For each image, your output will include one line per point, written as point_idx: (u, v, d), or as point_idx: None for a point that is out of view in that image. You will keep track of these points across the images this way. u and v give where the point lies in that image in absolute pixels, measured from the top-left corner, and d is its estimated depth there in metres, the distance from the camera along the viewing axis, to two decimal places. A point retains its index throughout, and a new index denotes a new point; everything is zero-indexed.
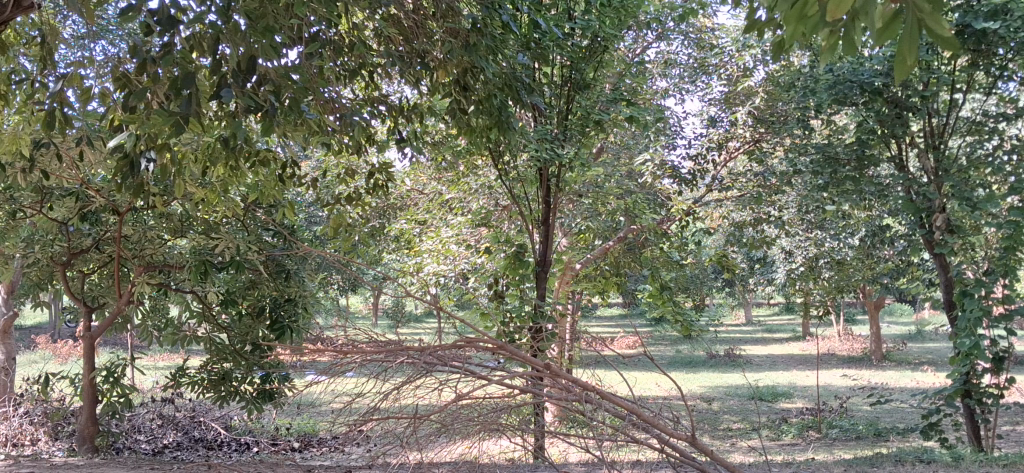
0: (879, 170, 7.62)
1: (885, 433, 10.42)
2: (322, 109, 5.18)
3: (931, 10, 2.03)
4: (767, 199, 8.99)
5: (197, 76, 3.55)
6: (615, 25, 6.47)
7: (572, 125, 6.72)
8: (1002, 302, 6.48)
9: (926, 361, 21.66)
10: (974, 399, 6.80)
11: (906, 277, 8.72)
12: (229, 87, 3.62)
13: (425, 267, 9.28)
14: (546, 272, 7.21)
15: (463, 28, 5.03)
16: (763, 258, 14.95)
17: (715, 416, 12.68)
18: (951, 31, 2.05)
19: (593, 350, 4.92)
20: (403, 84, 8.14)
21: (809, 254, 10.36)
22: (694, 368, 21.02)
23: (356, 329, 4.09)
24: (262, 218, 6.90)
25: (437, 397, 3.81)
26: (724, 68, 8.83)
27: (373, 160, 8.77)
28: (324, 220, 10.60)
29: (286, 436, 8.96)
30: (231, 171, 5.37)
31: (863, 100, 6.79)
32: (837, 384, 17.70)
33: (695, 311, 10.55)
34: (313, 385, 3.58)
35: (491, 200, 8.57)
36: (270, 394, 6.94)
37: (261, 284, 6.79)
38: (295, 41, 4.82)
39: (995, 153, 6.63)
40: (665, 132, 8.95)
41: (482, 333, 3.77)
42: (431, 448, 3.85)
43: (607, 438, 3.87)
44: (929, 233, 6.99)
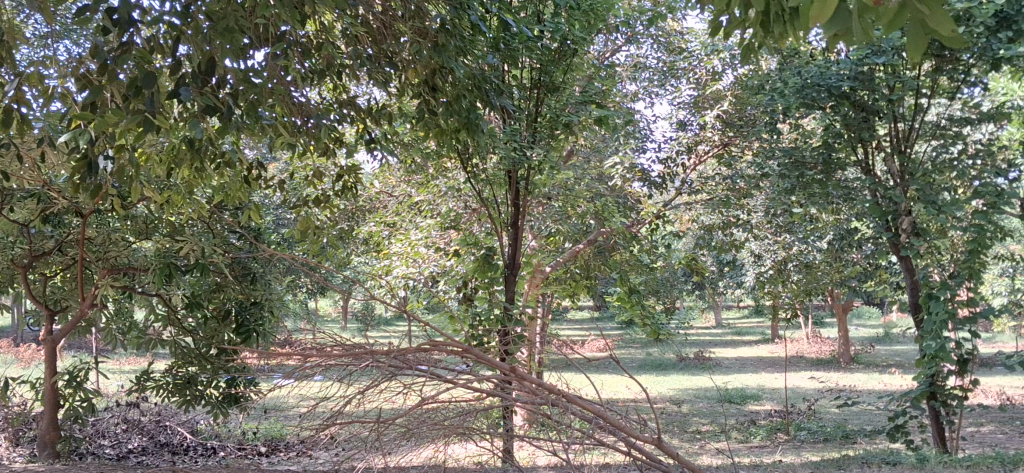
0: (846, 174, 7.69)
1: (853, 436, 10.52)
2: (287, 111, 5.13)
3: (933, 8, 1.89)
4: (736, 202, 9.06)
5: (157, 76, 3.50)
6: (585, 29, 6.47)
7: (542, 128, 6.72)
8: (966, 305, 6.53)
9: (894, 364, 21.88)
10: (940, 401, 6.85)
11: (875, 280, 8.81)
12: (187, 87, 3.58)
13: (394, 270, 9.23)
14: (515, 275, 7.21)
15: (432, 30, 5.00)
16: (732, 261, 15.11)
17: (683, 418, 12.72)
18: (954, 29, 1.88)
19: (561, 354, 4.93)
20: (372, 86, 8.15)
21: (778, 258, 10.45)
22: (665, 372, 21.11)
23: (323, 331, 4.02)
24: (228, 221, 6.82)
25: (403, 400, 3.74)
26: (693, 71, 8.89)
27: (341, 162, 8.75)
28: (291, 223, 10.55)
29: (252, 441, 8.87)
30: (196, 173, 5.29)
31: (830, 104, 6.83)
32: (806, 386, 17.83)
33: (665, 314, 10.60)
34: (277, 389, 3.51)
35: (461, 202, 8.55)
36: (236, 399, 6.90)
37: (227, 287, 6.69)
38: (260, 44, 4.77)
39: (960, 157, 6.72)
40: (635, 136, 8.92)
41: (448, 335, 3.70)
42: (397, 452, 3.78)
43: (574, 443, 3.83)
44: (895, 236, 7.06)
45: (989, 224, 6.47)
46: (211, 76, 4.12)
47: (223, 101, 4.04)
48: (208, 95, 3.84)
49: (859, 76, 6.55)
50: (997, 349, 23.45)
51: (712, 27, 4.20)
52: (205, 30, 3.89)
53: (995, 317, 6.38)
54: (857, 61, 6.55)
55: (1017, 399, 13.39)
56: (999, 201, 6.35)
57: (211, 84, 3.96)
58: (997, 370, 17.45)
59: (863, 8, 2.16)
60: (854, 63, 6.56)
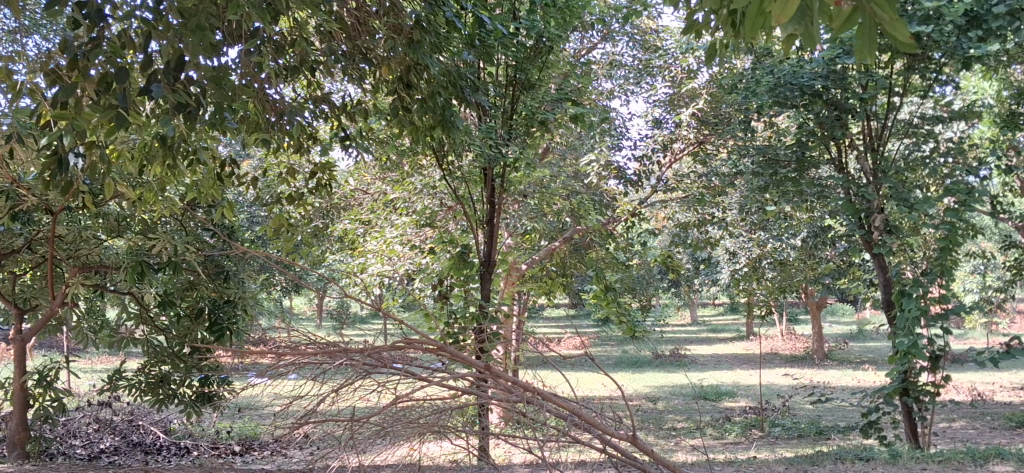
0: (819, 172, 7.72)
1: (827, 432, 10.59)
2: (260, 108, 5.08)
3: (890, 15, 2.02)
4: (711, 200, 9.08)
5: (127, 72, 3.44)
6: (560, 26, 6.45)
7: (517, 126, 6.69)
8: (938, 302, 6.58)
9: (868, 360, 22.07)
10: (912, 397, 6.90)
11: (848, 277, 8.86)
12: (158, 84, 3.52)
13: (369, 268, 9.18)
14: (490, 273, 7.19)
15: (406, 26, 4.97)
16: (707, 258, 15.16)
17: (658, 415, 12.75)
18: (908, 37, 2.02)
19: (537, 351, 4.91)
20: (346, 82, 8.10)
21: (752, 255, 10.49)
22: (640, 368, 21.17)
23: (297, 329, 3.97)
24: (201, 218, 6.74)
25: (378, 399, 3.71)
26: (668, 70, 8.91)
27: (315, 159, 8.68)
28: (265, 220, 10.47)
29: (226, 440, 8.80)
30: (168, 170, 5.22)
31: (803, 102, 6.85)
32: (780, 383, 17.94)
33: (641, 312, 10.62)
34: (250, 387, 3.46)
35: (436, 200, 8.51)
36: (209, 398, 6.82)
37: (200, 285, 6.60)
38: (232, 40, 4.72)
39: (932, 155, 6.77)
40: (611, 134, 8.93)
41: (423, 333, 3.67)
42: (371, 451, 3.75)
43: (549, 441, 3.81)
44: (868, 233, 7.10)
45: (960, 222, 6.53)
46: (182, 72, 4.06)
47: (194, 97, 3.98)
48: (179, 92, 3.78)
49: (831, 75, 6.58)
50: (969, 345, 23.71)
51: (687, 28, 4.19)
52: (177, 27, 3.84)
53: (967, 314, 6.43)
54: (829, 60, 6.58)
55: (987, 395, 13.53)
56: (970, 198, 6.40)
57: (181, 81, 3.91)
58: (968, 366, 17.64)
59: (814, 11, 2.29)
60: (827, 61, 6.59)
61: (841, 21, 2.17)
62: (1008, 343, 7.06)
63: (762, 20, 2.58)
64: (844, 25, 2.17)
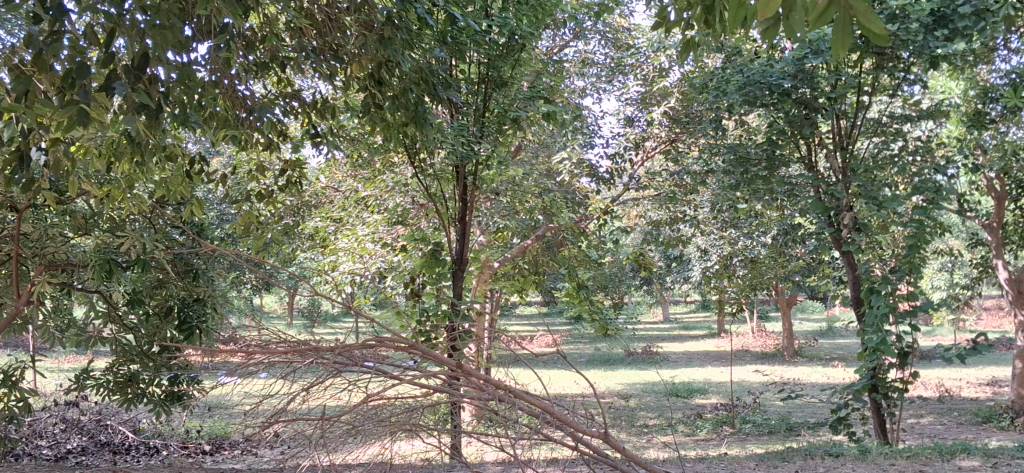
0: (789, 170, 7.77)
1: (797, 428, 10.67)
2: (229, 105, 5.02)
3: (864, 9, 2.03)
4: (683, 198, 9.11)
5: (91, 69, 3.39)
6: (532, 24, 6.43)
7: (489, 123, 6.66)
8: (906, 299, 6.64)
9: (838, 356, 22.27)
10: (881, 393, 6.96)
11: (818, 275, 8.92)
12: (121, 82, 3.47)
13: (341, 266, 9.12)
14: (463, 271, 7.16)
15: (377, 23, 4.93)
16: (679, 256, 15.23)
17: (631, 412, 12.79)
18: (881, 30, 2.03)
19: (510, 349, 4.90)
20: (317, 79, 8.04)
21: (724, 252, 10.53)
22: (613, 366, 21.23)
23: (267, 327, 3.93)
24: (170, 216, 6.66)
25: (349, 397, 3.67)
26: (640, 68, 8.92)
27: (286, 156, 8.62)
28: (235, 218, 10.39)
29: (196, 439, 8.73)
30: (136, 167, 5.15)
31: (773, 101, 6.89)
32: (751, 380, 18.06)
33: (613, 309, 10.64)
34: (219, 386, 3.41)
35: (408, 198, 8.46)
36: (179, 397, 6.75)
37: (169, 283, 6.51)
38: (201, 36, 4.66)
39: (901, 154, 6.83)
40: (583, 132, 8.94)
41: (394, 331, 3.63)
42: (342, 450, 3.72)
43: (521, 438, 3.79)
44: (837, 231, 7.14)
45: (928, 220, 6.59)
46: (148, 69, 4.01)
47: (160, 94, 3.93)
48: (144, 90, 3.73)
49: (800, 74, 6.62)
50: (937, 342, 23.99)
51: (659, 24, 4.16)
52: (143, 24, 3.78)
53: (934, 310, 6.49)
54: (798, 60, 6.62)
55: (955, 391, 13.68)
56: (937, 196, 6.46)
57: (147, 79, 3.86)
58: (936, 363, 17.82)
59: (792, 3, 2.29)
60: (796, 61, 6.62)
61: (816, 16, 2.17)
62: (975, 340, 7.14)
63: (744, 9, 2.58)
64: (819, 20, 2.17)
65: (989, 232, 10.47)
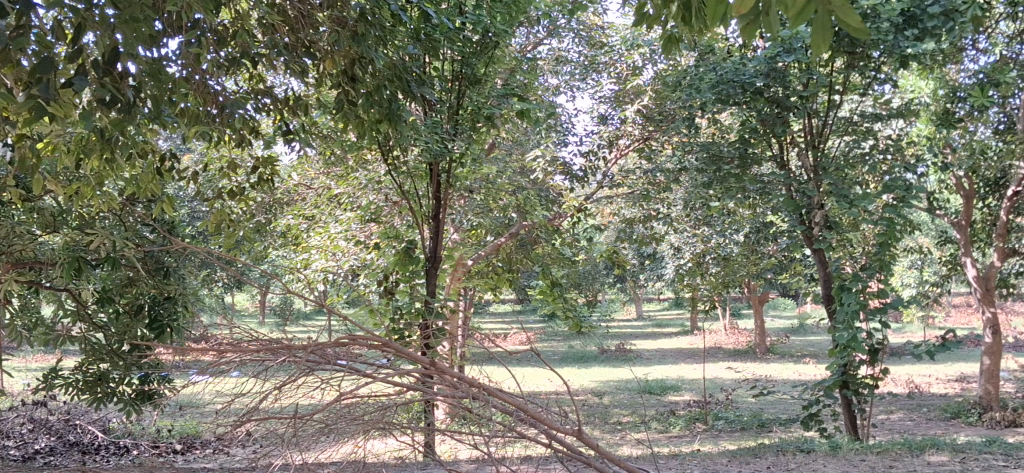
0: (761, 169, 7.81)
1: (769, 424, 10.75)
2: (200, 101, 4.96)
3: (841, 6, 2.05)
4: (656, 195, 9.14)
5: (58, 64, 3.34)
6: (506, 21, 6.41)
7: (463, 120, 6.63)
8: (877, 296, 6.70)
9: (809, 353, 22.44)
10: (852, 389, 7.01)
11: (790, 272, 8.98)
12: (89, 78, 3.42)
13: (313, 264, 9.05)
14: (436, 269, 7.14)
15: (350, 20, 4.90)
16: (652, 253, 15.27)
17: (604, 409, 12.83)
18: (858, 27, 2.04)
19: (483, 347, 4.88)
20: (289, 76, 7.98)
21: (697, 250, 10.57)
22: (586, 363, 21.26)
23: (239, 325, 3.88)
24: (140, 214, 6.58)
25: (322, 396, 3.65)
26: (613, 66, 8.94)
27: (257, 153, 8.55)
28: (206, 216, 10.30)
29: (167, 439, 8.65)
30: (105, 164, 5.08)
31: (745, 100, 6.92)
32: (724, 376, 18.17)
33: (586, 307, 10.66)
34: (190, 385, 3.37)
35: (381, 195, 8.42)
36: (149, 396, 6.67)
37: (139, 282, 6.43)
38: (171, 32, 4.60)
39: (872, 152, 6.88)
40: (557, 130, 8.94)
41: (367, 329, 3.61)
42: (315, 448, 3.69)
43: (496, 436, 3.78)
44: (809, 229, 7.19)
45: (898, 218, 6.65)
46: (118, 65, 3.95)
47: (130, 90, 3.88)
48: (114, 86, 3.68)
49: (772, 73, 6.65)
50: (906, 339, 24.24)
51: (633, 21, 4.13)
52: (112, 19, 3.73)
53: (903, 307, 6.55)
54: (770, 58, 6.65)
55: (924, 387, 13.83)
56: (907, 195, 6.52)
57: (117, 74, 3.80)
58: (905, 359, 17.99)
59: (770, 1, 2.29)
60: (768, 59, 6.66)
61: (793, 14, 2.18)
62: (944, 336, 7.22)
63: (723, 4, 2.57)
64: (796, 19, 2.19)
65: (958, 230, 10.58)
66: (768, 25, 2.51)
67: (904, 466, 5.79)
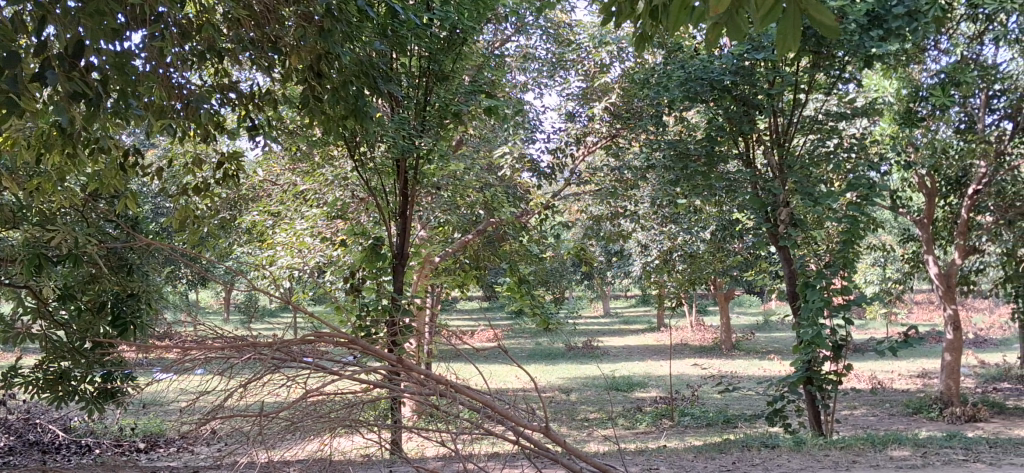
0: (728, 167, 7.85)
1: (734, 420, 10.83)
2: (164, 96, 4.88)
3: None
4: (623, 193, 9.16)
5: (21, 59, 3.28)
6: (473, 18, 6.38)
7: (430, 118, 6.60)
8: (840, 293, 6.76)
9: (774, 350, 22.63)
10: (816, 385, 7.06)
11: (755, 270, 9.04)
12: (53, 73, 3.37)
13: (279, 260, 8.96)
14: (403, 265, 7.09)
15: (317, 15, 4.85)
16: (619, 250, 15.31)
17: (571, 406, 12.84)
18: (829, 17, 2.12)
19: (451, 345, 4.85)
20: (254, 71, 7.90)
21: (663, 247, 10.60)
22: (553, 360, 21.29)
23: (204, 323, 3.83)
24: (103, 209, 6.48)
25: (288, 393, 3.60)
26: (582, 63, 8.98)
27: (223, 148, 8.46)
28: (170, 212, 10.17)
29: (129, 437, 8.52)
30: (66, 158, 4.99)
31: (713, 98, 6.95)
32: (690, 373, 18.27)
33: (553, 304, 10.66)
34: (155, 383, 3.31)
35: (348, 192, 8.36)
36: (112, 395, 6.57)
37: (102, 278, 6.31)
38: (136, 25, 4.53)
39: (836, 151, 6.94)
40: (525, 126, 8.94)
41: (334, 326, 3.57)
42: (280, 446, 3.65)
43: (462, 433, 3.77)
44: (774, 226, 7.23)
45: (862, 215, 6.71)
46: (80, 58, 3.88)
47: (93, 84, 3.81)
48: (78, 80, 3.62)
49: (740, 71, 6.68)
50: (869, 335, 24.52)
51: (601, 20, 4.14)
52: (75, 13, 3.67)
53: (867, 304, 6.61)
54: (738, 56, 6.68)
55: (887, 383, 13.99)
56: (871, 193, 6.59)
57: (80, 68, 3.74)
58: (869, 356, 18.20)
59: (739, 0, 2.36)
60: (735, 58, 6.69)
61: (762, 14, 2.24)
62: (906, 333, 7.30)
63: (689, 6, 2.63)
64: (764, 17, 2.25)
65: (920, 228, 10.71)
66: (735, 26, 2.57)
67: (867, 461, 5.85)
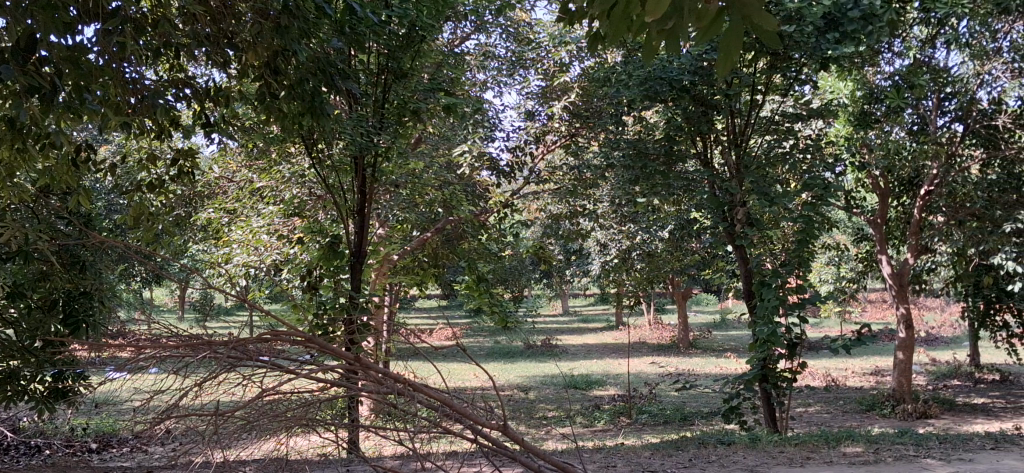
0: (686, 166, 7.89)
1: (691, 418, 10.91)
2: (118, 90, 4.79)
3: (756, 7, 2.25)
4: (582, 192, 9.18)
5: None
6: (433, 16, 6.36)
7: (388, 115, 6.54)
8: (795, 292, 6.83)
9: (729, 348, 22.87)
10: (771, 383, 7.13)
11: (711, 268, 9.11)
12: (4, 67, 3.29)
13: (235, 258, 8.85)
14: (360, 263, 7.04)
15: (275, 11, 4.80)
16: (578, 249, 15.36)
17: (530, 404, 12.85)
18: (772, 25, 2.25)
19: (408, 343, 4.82)
20: (210, 66, 7.80)
21: (622, 246, 10.65)
22: (512, 358, 21.30)
23: (158, 321, 3.76)
24: (54, 205, 6.34)
25: (243, 392, 3.55)
26: (541, 62, 8.95)
27: (177, 144, 8.33)
28: (123, 208, 10.00)
29: (80, 438, 8.37)
30: (16, 153, 4.87)
31: (672, 98, 6.98)
32: (647, 371, 18.38)
33: (512, 302, 10.66)
34: (108, 383, 3.24)
35: (305, 189, 8.28)
36: (62, 395, 6.44)
37: (54, 276, 6.18)
38: (89, 18, 4.43)
39: (792, 151, 7.01)
40: (484, 125, 8.92)
41: (290, 324, 3.52)
42: (236, 446, 3.60)
43: (419, 432, 3.74)
44: (731, 225, 7.29)
45: (816, 215, 6.79)
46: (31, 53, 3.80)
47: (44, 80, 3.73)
48: (30, 73, 3.54)
49: (699, 71, 6.72)
50: (824, 334, 24.89)
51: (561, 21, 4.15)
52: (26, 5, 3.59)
53: (821, 302, 6.68)
54: (696, 57, 6.71)
55: (840, 380, 14.19)
56: (825, 193, 6.67)
57: (30, 62, 3.66)
58: (823, 353, 18.44)
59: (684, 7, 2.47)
60: (694, 58, 6.72)
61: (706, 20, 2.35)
62: (859, 331, 7.40)
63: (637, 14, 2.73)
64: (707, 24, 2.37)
65: (873, 227, 10.87)
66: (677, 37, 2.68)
67: (821, 457, 5.91)
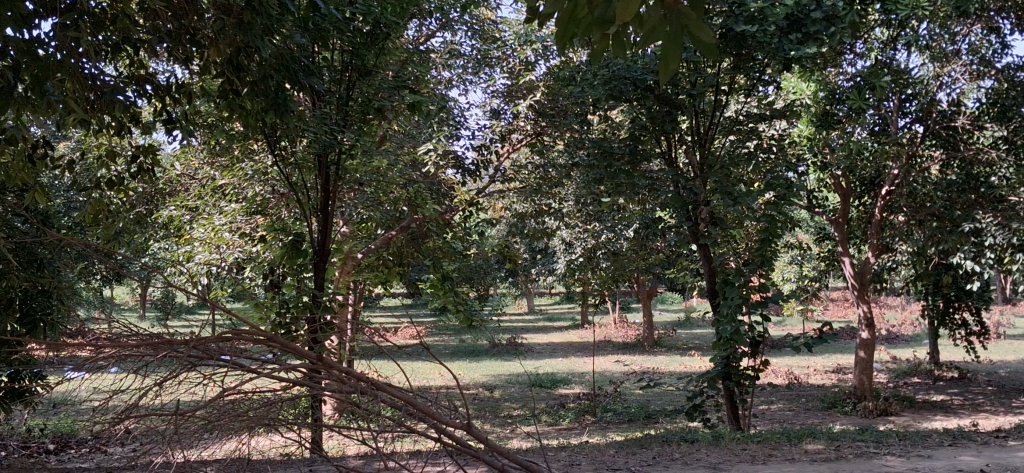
0: (651, 166, 7.90)
1: (655, 416, 10.94)
2: (75, 85, 4.69)
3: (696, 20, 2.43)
4: (547, 190, 9.16)
5: None
6: (396, 13, 6.30)
7: (352, 113, 6.44)
8: (759, 290, 6.85)
9: (693, 346, 23.01)
10: (734, 381, 7.16)
11: (675, 267, 9.14)
12: None
13: (196, 256, 8.73)
14: (324, 261, 6.96)
15: (236, 6, 4.72)
16: (543, 248, 15.37)
17: (495, 403, 12.83)
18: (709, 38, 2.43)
19: (371, 343, 4.76)
20: (170, 62, 7.68)
21: (587, 245, 10.66)
22: (477, 357, 21.28)
23: (116, 320, 3.67)
24: (9, 202, 6.21)
25: (204, 391, 3.48)
26: (506, 60, 8.91)
27: (137, 140, 8.20)
28: (82, 206, 9.83)
29: (37, 439, 8.21)
30: None
31: (637, 97, 6.98)
32: (612, 369, 18.44)
33: (477, 301, 10.63)
34: (65, 384, 3.15)
35: (268, 187, 8.18)
36: (19, 396, 6.31)
37: (10, 275, 6.05)
38: (45, 12, 4.33)
39: (756, 151, 7.04)
40: (449, 123, 8.88)
41: (252, 322, 3.46)
42: (196, 446, 3.52)
43: (382, 432, 3.68)
44: (696, 225, 7.30)
45: (779, 214, 6.82)
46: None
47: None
48: None
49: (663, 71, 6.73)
50: (787, 332, 25.13)
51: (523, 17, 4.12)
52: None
53: (784, 301, 6.71)
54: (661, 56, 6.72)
55: (803, 378, 14.33)
56: (788, 192, 6.71)
57: None
58: (785, 351, 18.61)
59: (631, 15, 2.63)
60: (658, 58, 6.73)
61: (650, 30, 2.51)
62: (821, 329, 7.45)
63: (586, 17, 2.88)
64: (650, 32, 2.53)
65: (835, 227, 10.96)
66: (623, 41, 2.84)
67: (783, 455, 5.94)
